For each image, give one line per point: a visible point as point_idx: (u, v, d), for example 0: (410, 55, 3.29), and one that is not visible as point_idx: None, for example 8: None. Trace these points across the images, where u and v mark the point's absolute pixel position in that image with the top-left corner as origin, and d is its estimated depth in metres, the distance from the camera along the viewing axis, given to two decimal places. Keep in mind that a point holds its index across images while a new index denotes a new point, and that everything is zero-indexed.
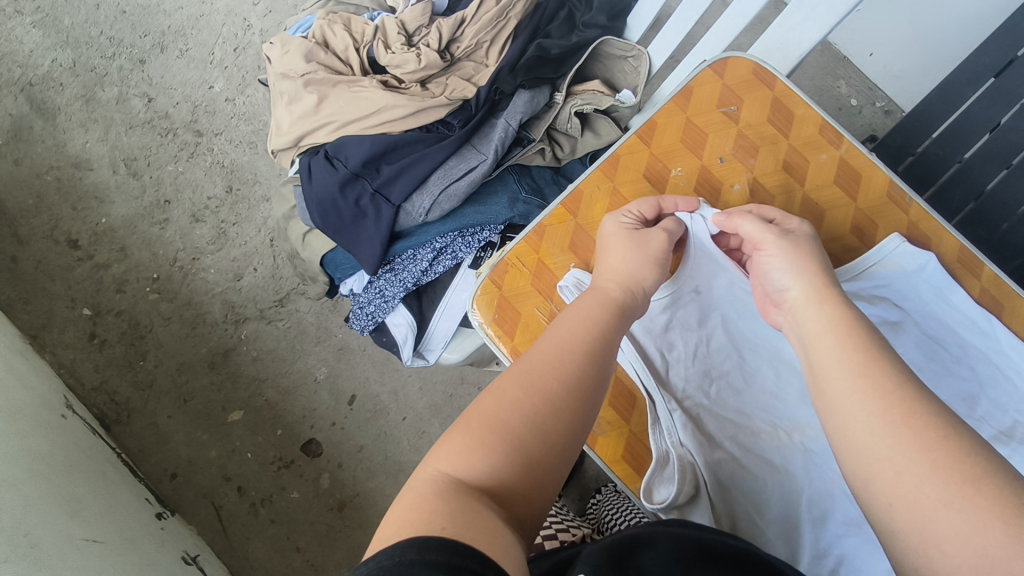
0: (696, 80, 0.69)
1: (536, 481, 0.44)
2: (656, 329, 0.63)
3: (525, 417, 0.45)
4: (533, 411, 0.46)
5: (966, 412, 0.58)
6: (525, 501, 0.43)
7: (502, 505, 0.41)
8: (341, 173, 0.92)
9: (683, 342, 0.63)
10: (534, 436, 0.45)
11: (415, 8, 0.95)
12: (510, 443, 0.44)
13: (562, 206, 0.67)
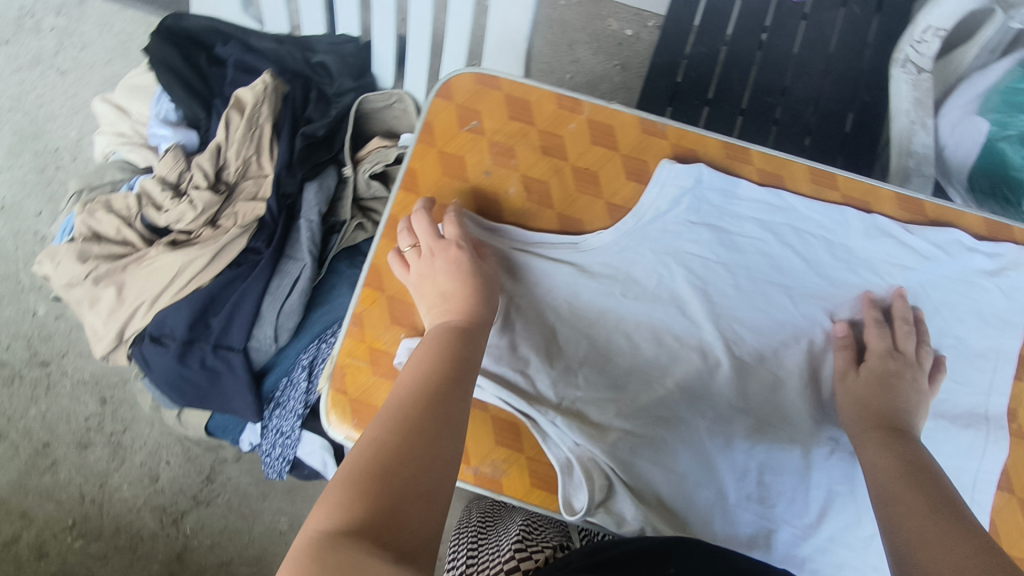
0: (430, 112, 0.67)
1: (425, 512, 0.40)
2: (504, 354, 0.61)
3: (401, 451, 0.42)
4: (404, 446, 0.44)
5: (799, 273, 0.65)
6: (416, 534, 0.39)
7: (393, 547, 0.37)
8: (171, 349, 0.88)
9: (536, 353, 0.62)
10: (413, 467, 0.42)
11: (166, 159, 0.91)
12: (391, 479, 0.40)
13: (368, 287, 0.65)
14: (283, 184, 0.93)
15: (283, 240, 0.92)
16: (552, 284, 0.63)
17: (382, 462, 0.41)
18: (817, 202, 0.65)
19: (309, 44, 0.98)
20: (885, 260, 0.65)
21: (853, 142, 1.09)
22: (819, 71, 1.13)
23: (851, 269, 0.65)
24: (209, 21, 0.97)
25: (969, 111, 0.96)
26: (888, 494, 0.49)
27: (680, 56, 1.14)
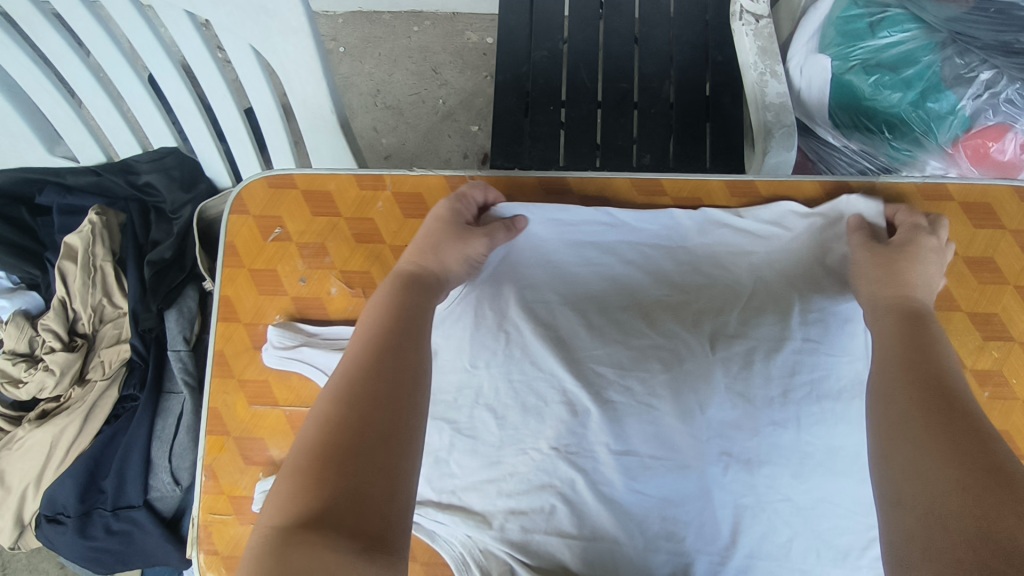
0: (229, 231, 0.63)
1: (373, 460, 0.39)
2: None
3: (329, 418, 0.41)
4: (379, 371, 0.44)
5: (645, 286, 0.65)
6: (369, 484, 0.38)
7: (339, 512, 0.36)
8: (70, 526, 0.82)
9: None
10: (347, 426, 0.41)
11: (8, 331, 0.86)
12: (335, 447, 0.39)
13: (211, 434, 0.60)
14: (141, 320, 0.86)
15: (157, 378, 0.87)
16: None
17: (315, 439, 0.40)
18: (646, 215, 0.71)
19: (131, 166, 0.91)
20: (723, 250, 0.68)
21: (716, 106, 1.06)
22: (665, 42, 1.10)
23: (698, 267, 0.67)
24: (14, 172, 0.89)
25: (810, 50, 0.91)
26: (892, 375, 0.46)
27: (523, 64, 1.10)
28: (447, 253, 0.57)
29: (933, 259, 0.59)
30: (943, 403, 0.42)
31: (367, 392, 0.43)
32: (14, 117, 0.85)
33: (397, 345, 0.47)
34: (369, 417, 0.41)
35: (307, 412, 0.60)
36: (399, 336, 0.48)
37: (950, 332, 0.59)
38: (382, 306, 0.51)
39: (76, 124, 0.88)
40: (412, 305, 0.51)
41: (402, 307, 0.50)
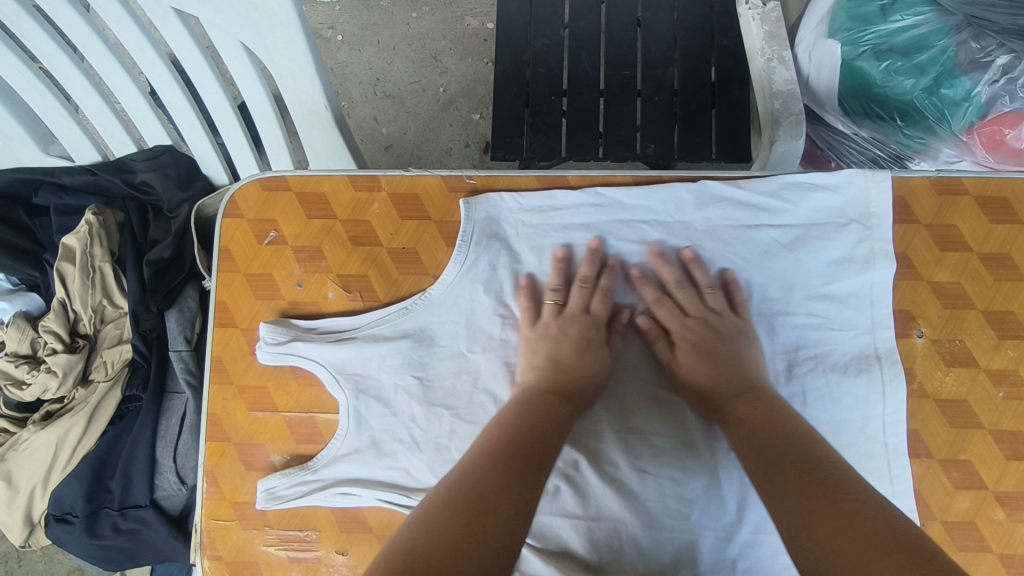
0: (224, 236, 0.62)
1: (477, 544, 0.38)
2: (370, 454, 0.58)
3: (459, 511, 0.40)
4: (515, 478, 0.43)
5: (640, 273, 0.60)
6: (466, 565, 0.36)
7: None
8: (77, 526, 0.83)
9: (400, 445, 0.58)
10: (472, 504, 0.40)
11: (9, 333, 0.85)
12: (454, 538, 0.38)
13: (211, 440, 0.60)
14: (142, 321, 0.86)
15: (160, 378, 0.87)
16: (393, 368, 0.59)
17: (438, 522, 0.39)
18: (639, 186, 0.60)
19: (126, 165, 0.90)
20: (727, 223, 0.59)
21: (722, 92, 1.03)
22: (668, 27, 1.07)
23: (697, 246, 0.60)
24: (9, 172, 0.88)
25: (820, 34, 0.88)
26: (761, 443, 0.47)
27: (523, 54, 1.07)
28: (567, 362, 0.55)
29: (965, 268, 0.57)
30: (804, 478, 0.43)
31: (499, 493, 0.42)
32: (6, 118, 0.84)
33: (538, 458, 0.46)
34: (502, 523, 0.40)
35: (306, 417, 0.59)
36: (533, 446, 0.47)
37: (963, 332, 0.57)
38: (517, 413, 0.51)
39: (68, 123, 0.87)
40: (553, 422, 0.50)
41: (543, 422, 0.49)
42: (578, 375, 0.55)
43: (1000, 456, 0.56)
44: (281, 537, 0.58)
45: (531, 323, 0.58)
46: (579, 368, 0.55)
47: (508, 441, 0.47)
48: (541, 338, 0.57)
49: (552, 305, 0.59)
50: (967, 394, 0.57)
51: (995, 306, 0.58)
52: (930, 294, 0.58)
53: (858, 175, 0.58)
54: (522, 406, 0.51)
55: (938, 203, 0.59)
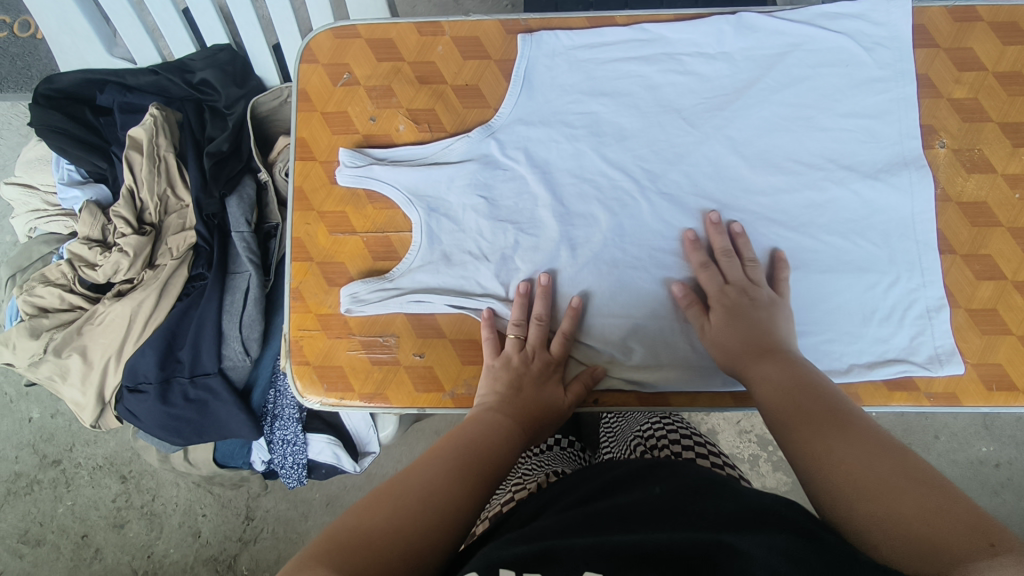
0: (301, 80, 0.68)
1: (460, 480, 0.46)
2: (442, 269, 0.63)
3: (402, 500, 0.42)
4: (460, 484, 0.46)
5: (687, 99, 0.65)
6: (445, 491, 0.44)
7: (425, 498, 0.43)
8: (151, 393, 0.89)
9: (470, 256, 0.63)
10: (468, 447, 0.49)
11: (83, 218, 0.91)
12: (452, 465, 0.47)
13: (296, 260, 0.65)
14: (205, 206, 0.92)
15: (223, 258, 0.93)
16: (461, 191, 0.64)
17: (373, 507, 0.42)
18: (681, 20, 0.66)
19: (187, 65, 0.96)
20: (765, 52, 0.65)
21: None
22: None
23: (736, 74, 0.65)
24: (79, 73, 0.95)
25: None
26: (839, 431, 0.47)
27: None
28: (526, 390, 0.57)
29: (765, 309, 0.58)
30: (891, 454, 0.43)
31: (439, 495, 0.44)
32: (77, 15, 0.90)
33: (485, 466, 0.48)
34: (441, 511, 0.43)
35: (382, 236, 0.65)
36: (485, 456, 0.49)
37: (981, 141, 0.63)
38: (475, 429, 0.52)
39: (134, 23, 0.94)
40: (503, 438, 0.52)
41: (497, 439, 0.51)
42: (536, 402, 0.56)
43: (1018, 250, 0.62)
44: (363, 342, 0.64)
45: (493, 354, 0.60)
46: (532, 397, 0.57)
47: (466, 449, 0.49)
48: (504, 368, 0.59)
49: (515, 338, 0.60)
50: (986, 197, 0.62)
51: (1009, 119, 0.63)
52: (950, 110, 0.64)
53: (878, 4, 0.63)
54: (486, 424, 0.53)
55: (955, 29, 0.64)
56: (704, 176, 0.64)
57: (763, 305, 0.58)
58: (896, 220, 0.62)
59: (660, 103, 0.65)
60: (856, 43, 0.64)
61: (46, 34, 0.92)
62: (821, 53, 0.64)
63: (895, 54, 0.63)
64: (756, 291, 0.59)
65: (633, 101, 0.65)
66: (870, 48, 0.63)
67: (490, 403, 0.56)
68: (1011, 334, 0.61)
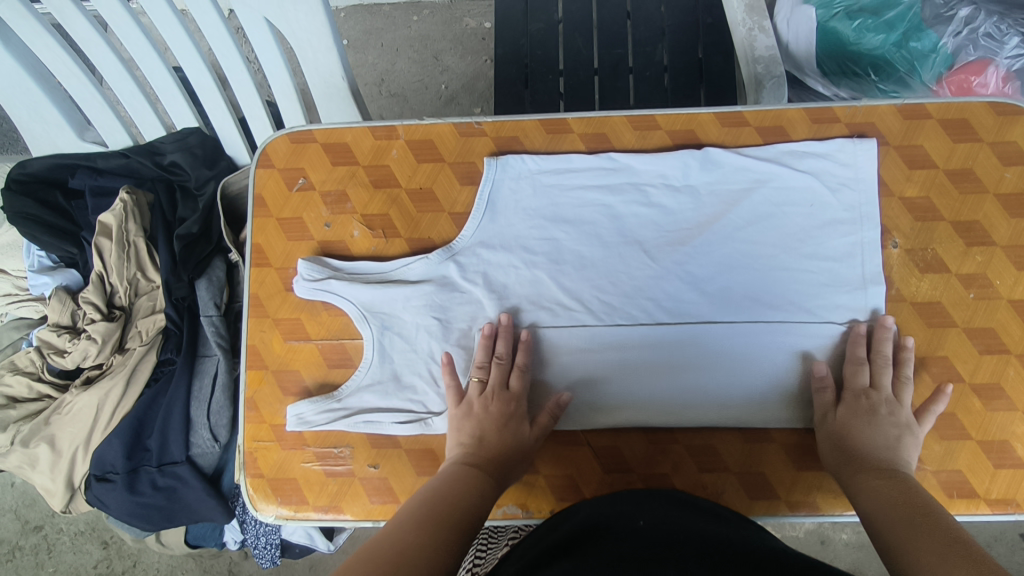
0: (257, 184, 0.68)
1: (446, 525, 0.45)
2: (392, 386, 0.63)
3: (442, 501, 0.47)
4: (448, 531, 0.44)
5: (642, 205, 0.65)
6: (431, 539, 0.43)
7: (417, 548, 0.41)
8: (118, 483, 0.88)
9: (420, 378, 0.63)
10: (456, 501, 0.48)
11: (52, 305, 0.91)
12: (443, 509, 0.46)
13: (251, 370, 0.65)
14: (174, 290, 0.92)
15: (192, 343, 0.93)
16: (416, 308, 0.64)
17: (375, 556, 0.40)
18: (648, 152, 0.66)
19: (156, 148, 0.96)
20: (729, 188, 0.65)
21: (708, 66, 1.10)
22: (656, 8, 1.14)
23: (700, 208, 0.65)
24: (50, 158, 0.95)
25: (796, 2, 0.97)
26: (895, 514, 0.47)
27: (521, 37, 1.15)
28: (490, 438, 0.56)
29: (896, 427, 0.57)
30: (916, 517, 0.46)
31: (476, 502, 0.49)
32: (47, 105, 0.91)
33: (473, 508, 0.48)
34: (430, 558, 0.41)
35: (337, 344, 0.65)
36: (466, 498, 0.49)
37: (934, 241, 0.63)
38: (441, 482, 0.51)
39: (104, 110, 0.95)
40: (482, 485, 0.51)
41: (479, 486, 0.51)
42: (499, 451, 0.56)
43: (974, 351, 0.61)
44: (318, 454, 0.63)
45: (457, 401, 0.59)
46: (498, 442, 0.56)
47: (445, 493, 0.49)
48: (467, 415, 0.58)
49: (477, 382, 0.60)
50: (941, 297, 0.62)
51: (962, 217, 0.63)
52: (902, 209, 0.64)
53: (845, 145, 0.64)
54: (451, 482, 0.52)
55: (907, 126, 0.65)
56: (662, 310, 0.64)
57: (897, 424, 0.57)
58: (851, 340, 0.61)
59: (621, 233, 0.65)
60: (821, 185, 0.64)
61: (18, 124, 0.93)
62: (790, 193, 0.64)
63: (860, 196, 0.63)
64: (897, 411, 0.57)
65: (595, 230, 0.65)
66: (836, 190, 0.64)
67: (455, 457, 0.55)
68: (971, 439, 0.60)
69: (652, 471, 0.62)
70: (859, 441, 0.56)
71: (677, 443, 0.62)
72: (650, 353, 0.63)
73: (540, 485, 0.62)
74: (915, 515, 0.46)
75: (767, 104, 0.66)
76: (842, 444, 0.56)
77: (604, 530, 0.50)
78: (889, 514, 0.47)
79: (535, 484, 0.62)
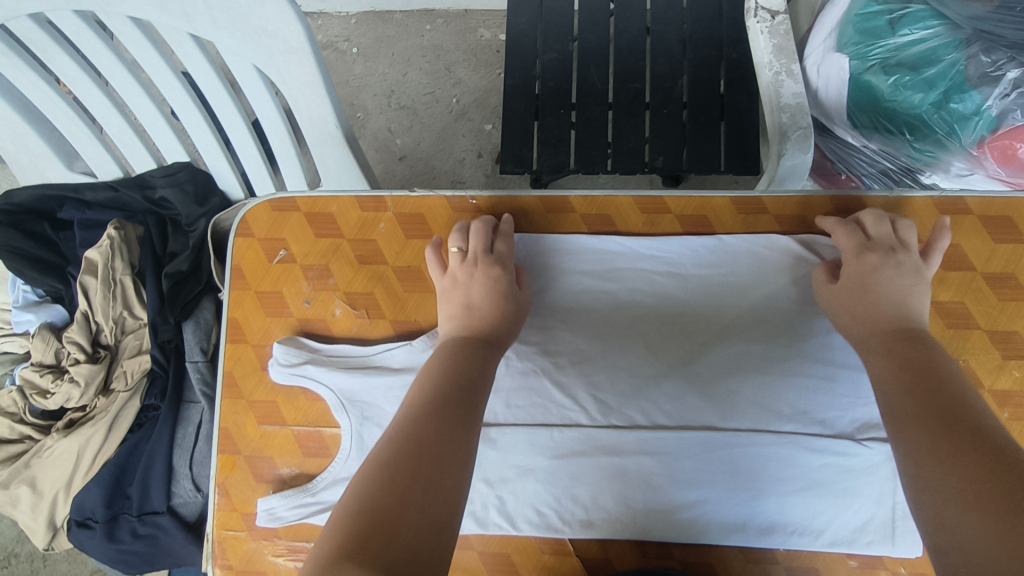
0: (235, 255, 0.64)
1: (451, 421, 0.45)
2: None
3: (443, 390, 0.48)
4: (448, 422, 0.45)
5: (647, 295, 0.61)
6: (442, 441, 0.43)
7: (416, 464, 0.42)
8: (97, 530, 0.86)
9: None
10: (457, 379, 0.49)
11: (35, 344, 0.89)
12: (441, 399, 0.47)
13: (223, 453, 0.62)
14: (160, 332, 0.89)
15: (178, 387, 0.90)
16: (398, 400, 0.59)
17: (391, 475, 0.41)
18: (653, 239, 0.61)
19: (145, 181, 0.92)
20: (740, 278, 0.61)
21: (731, 105, 1.03)
22: (677, 40, 1.07)
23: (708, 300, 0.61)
24: (36, 189, 0.91)
25: (828, 48, 0.90)
26: (900, 410, 0.46)
27: (533, 65, 1.09)
28: (478, 306, 0.55)
29: (904, 276, 0.54)
30: (949, 422, 0.43)
31: (483, 375, 0.50)
32: (33, 138, 0.88)
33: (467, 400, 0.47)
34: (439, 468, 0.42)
35: (314, 431, 0.61)
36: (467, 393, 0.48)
37: (967, 351, 0.57)
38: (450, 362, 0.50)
39: (91, 142, 0.90)
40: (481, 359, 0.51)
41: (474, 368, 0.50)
42: (494, 312, 0.55)
43: None
44: (289, 547, 0.60)
45: (440, 272, 0.59)
46: (493, 304, 0.55)
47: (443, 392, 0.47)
48: (452, 286, 0.57)
49: (458, 252, 0.59)
50: None
51: (999, 326, 0.57)
52: (933, 314, 0.58)
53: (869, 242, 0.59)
54: (452, 354, 0.51)
55: (941, 221, 0.59)
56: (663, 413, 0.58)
57: (906, 275, 0.55)
58: (867, 461, 0.55)
59: (623, 325, 0.61)
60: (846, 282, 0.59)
61: (4, 155, 0.89)
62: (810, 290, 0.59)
63: None
64: (901, 255, 0.56)
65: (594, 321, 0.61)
66: None
67: (449, 330, 0.55)
68: None
69: None
70: (879, 289, 0.54)
71: (673, 559, 0.58)
72: (650, 463, 0.57)
73: None
74: (955, 419, 0.43)
75: (788, 191, 0.60)
76: (864, 292, 0.55)
77: None
78: (897, 400, 0.46)
79: None
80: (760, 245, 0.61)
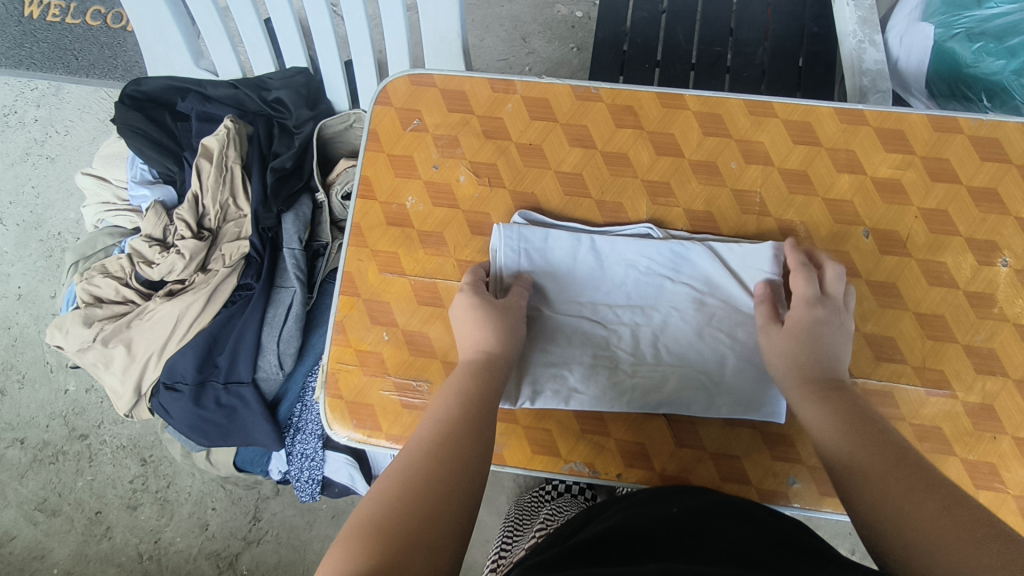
0: (372, 121, 0.70)
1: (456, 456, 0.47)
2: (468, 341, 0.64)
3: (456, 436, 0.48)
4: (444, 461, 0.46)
5: (751, 189, 0.66)
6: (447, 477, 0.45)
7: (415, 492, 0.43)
8: (185, 393, 0.92)
9: None
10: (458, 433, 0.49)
11: (148, 217, 0.95)
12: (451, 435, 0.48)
13: (344, 294, 0.67)
14: (262, 220, 0.95)
15: (271, 272, 0.96)
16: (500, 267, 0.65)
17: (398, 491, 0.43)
18: (764, 138, 0.66)
19: (264, 83, 1.00)
20: (842, 182, 0.65)
21: (809, 74, 1.08)
22: (762, 12, 1.13)
23: (810, 199, 0.65)
24: (165, 79, 0.99)
25: (913, 19, 0.95)
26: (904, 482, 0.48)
27: (623, 23, 1.15)
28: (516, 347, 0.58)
29: None
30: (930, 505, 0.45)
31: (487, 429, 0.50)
32: (172, 27, 0.96)
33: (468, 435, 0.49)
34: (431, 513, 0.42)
35: (430, 283, 0.67)
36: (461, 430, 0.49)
37: None
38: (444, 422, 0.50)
39: (223, 39, 0.99)
40: (494, 391, 0.54)
41: (468, 418, 0.51)
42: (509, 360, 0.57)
43: None
44: (396, 383, 0.65)
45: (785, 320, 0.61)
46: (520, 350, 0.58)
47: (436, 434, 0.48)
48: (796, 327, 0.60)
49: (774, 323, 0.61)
50: None
51: None
52: (1017, 229, 0.63)
53: (963, 160, 0.64)
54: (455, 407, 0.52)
55: None
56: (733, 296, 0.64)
57: None
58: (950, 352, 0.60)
59: (725, 213, 0.66)
60: (938, 193, 0.64)
61: (141, 42, 0.98)
62: (905, 198, 0.64)
63: (972, 210, 0.63)
64: None
65: (700, 209, 0.66)
66: (946, 200, 0.64)
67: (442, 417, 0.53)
68: None
69: (725, 451, 0.62)
70: None
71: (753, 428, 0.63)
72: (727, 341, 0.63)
73: (609, 448, 0.63)
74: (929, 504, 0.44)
75: (890, 106, 0.65)
76: None
77: (638, 511, 0.53)
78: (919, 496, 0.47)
79: (605, 445, 0.63)
80: (859, 153, 0.65)
